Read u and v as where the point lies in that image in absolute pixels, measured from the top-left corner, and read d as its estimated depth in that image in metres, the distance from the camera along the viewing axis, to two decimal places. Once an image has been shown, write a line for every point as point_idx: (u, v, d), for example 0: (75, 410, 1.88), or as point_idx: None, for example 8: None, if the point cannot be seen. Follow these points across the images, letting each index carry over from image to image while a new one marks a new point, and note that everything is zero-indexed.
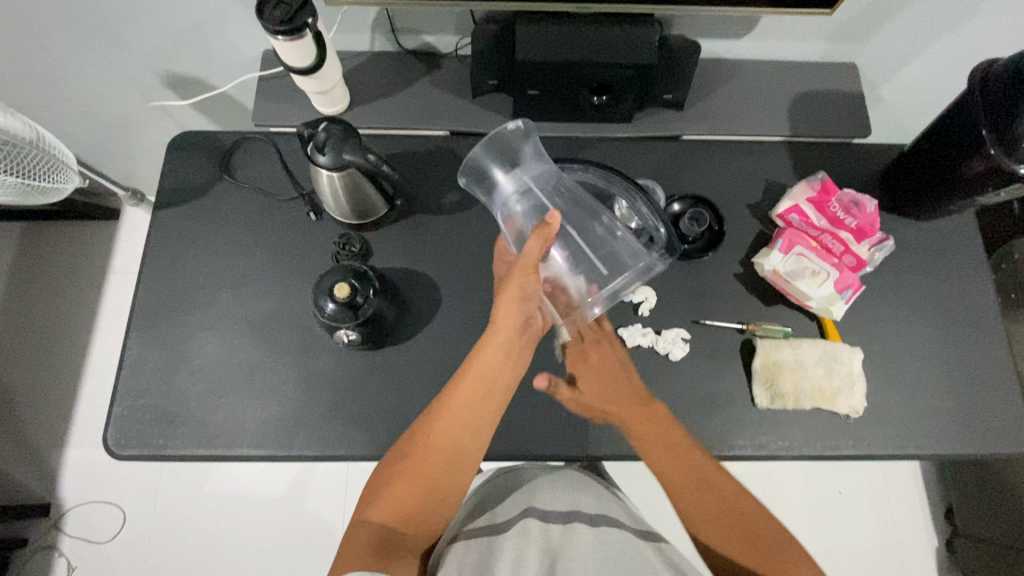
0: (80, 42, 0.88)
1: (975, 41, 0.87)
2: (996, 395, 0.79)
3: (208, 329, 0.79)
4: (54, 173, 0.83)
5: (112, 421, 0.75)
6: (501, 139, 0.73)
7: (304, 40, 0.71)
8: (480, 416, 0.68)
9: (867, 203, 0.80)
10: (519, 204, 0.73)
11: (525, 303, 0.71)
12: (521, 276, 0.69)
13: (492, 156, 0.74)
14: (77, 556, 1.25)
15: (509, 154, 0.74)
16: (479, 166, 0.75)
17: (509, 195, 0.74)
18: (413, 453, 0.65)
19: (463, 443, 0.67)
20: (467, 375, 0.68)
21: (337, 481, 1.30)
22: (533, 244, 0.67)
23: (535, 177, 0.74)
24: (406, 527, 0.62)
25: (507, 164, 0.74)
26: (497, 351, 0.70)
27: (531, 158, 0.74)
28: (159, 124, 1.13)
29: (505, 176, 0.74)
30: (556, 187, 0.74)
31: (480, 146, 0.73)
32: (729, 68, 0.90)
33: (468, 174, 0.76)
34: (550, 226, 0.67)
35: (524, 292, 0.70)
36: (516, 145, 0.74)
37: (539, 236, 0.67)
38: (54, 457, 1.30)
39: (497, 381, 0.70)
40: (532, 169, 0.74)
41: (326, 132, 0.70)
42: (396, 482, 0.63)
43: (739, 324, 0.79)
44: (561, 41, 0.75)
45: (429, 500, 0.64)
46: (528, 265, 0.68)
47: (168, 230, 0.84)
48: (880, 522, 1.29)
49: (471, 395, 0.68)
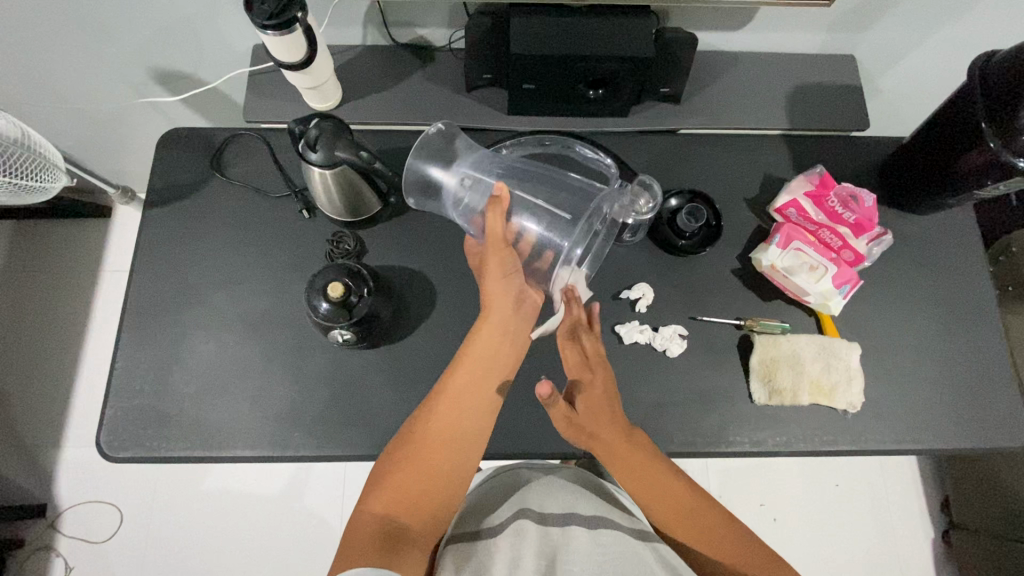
0: (66, 38, 0.87)
1: (975, 32, 0.85)
2: (994, 389, 0.79)
3: (200, 328, 0.78)
4: (42, 171, 0.81)
5: (104, 423, 0.74)
6: (426, 145, 0.75)
7: (294, 36, 0.69)
8: (480, 402, 0.68)
9: (865, 198, 0.78)
10: (470, 194, 0.75)
11: (511, 284, 0.70)
12: (495, 255, 0.70)
13: (428, 160, 0.75)
14: (75, 556, 1.25)
15: (442, 154, 0.76)
16: (418, 176, 0.76)
17: (460, 192, 0.75)
18: (412, 444, 0.64)
19: (463, 431, 0.66)
20: (462, 362, 0.69)
21: (335, 478, 1.29)
22: (492, 220, 0.68)
23: (474, 165, 0.76)
24: (411, 519, 0.60)
25: (445, 161, 0.76)
26: (493, 334, 0.70)
27: (462, 153, 0.77)
28: (150, 120, 1.11)
29: (448, 174, 0.76)
30: (497, 166, 0.77)
31: (413, 155, 0.74)
32: (725, 61, 0.89)
33: (412, 191, 0.77)
34: (501, 199, 0.68)
35: (505, 270, 0.70)
36: (442, 145, 0.76)
37: (493, 210, 0.68)
38: (50, 456, 1.30)
39: (496, 366, 0.69)
40: (466, 160, 0.76)
41: (316, 128, 0.69)
42: (398, 474, 0.62)
43: (736, 320, 0.79)
44: (554, 33, 0.74)
45: (433, 491, 0.62)
46: (496, 241, 0.69)
47: (158, 229, 0.82)
48: (877, 514, 1.29)
49: (469, 380, 0.68)
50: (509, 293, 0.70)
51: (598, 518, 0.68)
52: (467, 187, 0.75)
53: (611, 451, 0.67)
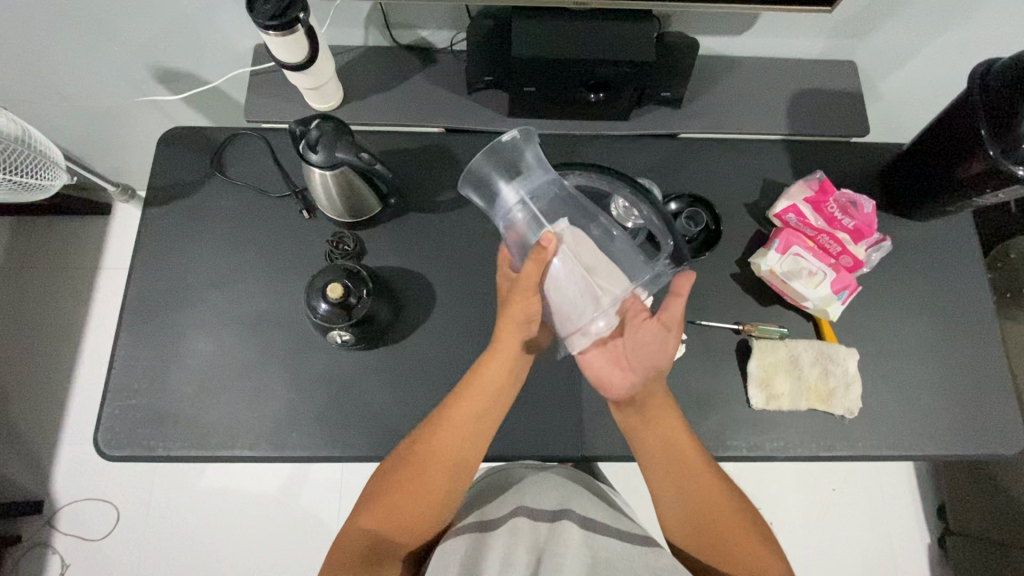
0: (68, 36, 0.87)
1: (976, 40, 0.86)
2: (990, 396, 0.79)
3: (199, 328, 0.78)
4: (42, 169, 0.81)
5: (102, 422, 0.75)
6: (499, 149, 0.69)
7: (296, 36, 0.69)
8: (482, 435, 0.67)
9: (864, 204, 0.79)
10: (522, 215, 0.67)
11: (526, 325, 0.67)
12: (519, 299, 0.64)
13: (491, 164, 0.69)
14: (72, 554, 1.25)
15: (508, 164, 0.69)
16: (483, 175, 0.69)
17: (514, 211, 0.67)
18: (410, 469, 0.64)
19: (458, 461, 0.65)
20: (466, 395, 0.66)
21: (331, 477, 1.29)
22: (528, 269, 0.62)
23: (535, 187, 0.67)
24: (398, 536, 0.64)
25: (509, 173, 0.69)
26: (501, 369, 0.68)
27: (533, 167, 0.68)
28: (150, 119, 1.11)
29: (509, 186, 0.68)
30: (556, 199, 0.67)
31: (479, 156, 0.69)
32: (726, 65, 0.89)
33: (468, 183, 0.71)
34: (545, 249, 0.61)
35: (526, 315, 0.66)
36: (514, 156, 0.69)
37: (535, 261, 0.61)
38: (47, 454, 1.29)
39: (500, 402, 0.68)
40: (529, 179, 0.68)
41: (318, 129, 0.68)
42: (391, 496, 0.64)
43: (734, 324, 0.79)
44: (556, 37, 0.74)
45: (423, 513, 0.64)
46: (524, 289, 0.63)
47: (158, 228, 0.82)
48: (873, 519, 1.29)
49: (471, 413, 0.66)
50: (522, 332, 0.67)
51: (589, 515, 0.67)
52: (520, 210, 0.67)
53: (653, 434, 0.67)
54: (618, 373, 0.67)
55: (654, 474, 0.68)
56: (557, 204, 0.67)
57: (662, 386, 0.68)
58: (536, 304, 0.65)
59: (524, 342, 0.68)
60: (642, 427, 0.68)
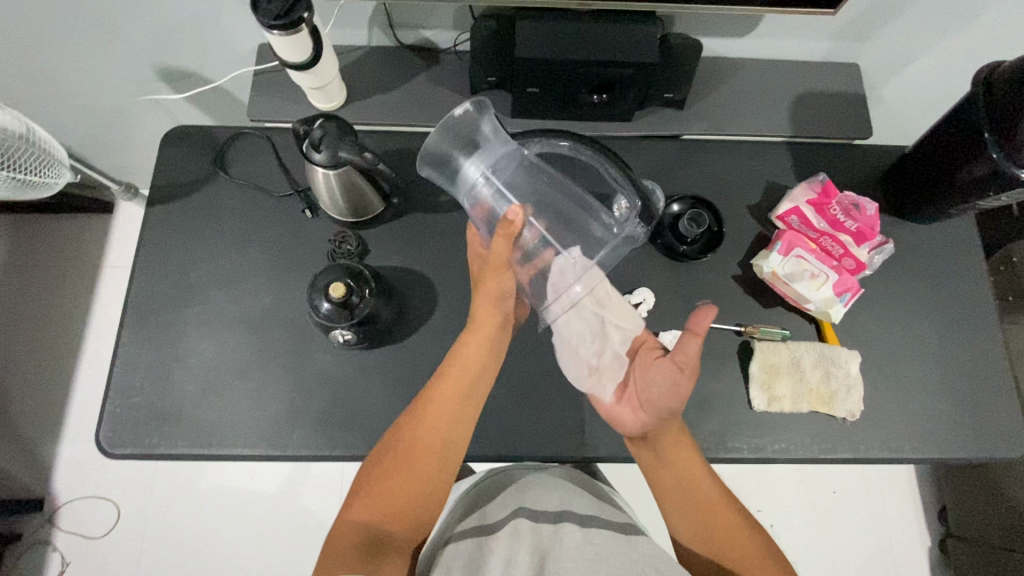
0: (72, 34, 0.87)
1: (980, 42, 0.85)
2: (993, 399, 0.79)
3: (202, 326, 0.79)
4: (46, 167, 0.81)
5: (104, 420, 0.75)
6: (453, 126, 0.70)
7: (300, 35, 0.69)
8: (466, 414, 0.68)
9: (867, 207, 0.79)
10: (487, 191, 0.71)
11: (500, 301, 0.72)
12: (494, 274, 0.70)
13: (448, 138, 0.71)
14: (72, 551, 1.25)
15: (467, 138, 0.71)
16: (441, 152, 0.71)
17: (478, 190, 0.71)
18: (399, 453, 0.65)
19: (446, 440, 0.66)
20: (448, 373, 0.68)
21: (332, 476, 1.29)
22: (500, 245, 0.68)
23: (498, 157, 0.70)
24: (392, 526, 0.63)
25: (468, 146, 0.71)
26: (481, 345, 0.70)
27: (490, 140, 0.70)
28: (154, 117, 1.12)
29: (470, 162, 0.70)
30: (519, 171, 0.71)
31: (437, 133, 0.70)
32: (729, 67, 0.89)
33: (428, 162, 0.73)
34: (514, 224, 0.66)
35: (501, 291, 0.71)
36: (473, 128, 0.71)
37: (505, 235, 0.67)
38: (49, 451, 1.30)
39: (481, 378, 0.70)
40: (490, 150, 0.70)
41: (321, 129, 0.68)
42: (382, 484, 0.63)
43: (736, 326, 0.79)
44: (559, 38, 0.74)
45: (415, 499, 0.64)
46: (497, 263, 0.69)
47: (161, 226, 0.83)
48: (874, 522, 1.29)
49: (456, 389, 0.68)
50: (499, 308, 0.72)
51: (589, 515, 0.67)
52: (485, 187, 0.70)
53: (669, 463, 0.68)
54: (629, 412, 0.70)
55: (670, 506, 0.68)
56: (521, 178, 0.71)
57: (677, 424, 0.69)
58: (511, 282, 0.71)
59: (502, 314, 0.72)
60: (658, 462, 0.69)
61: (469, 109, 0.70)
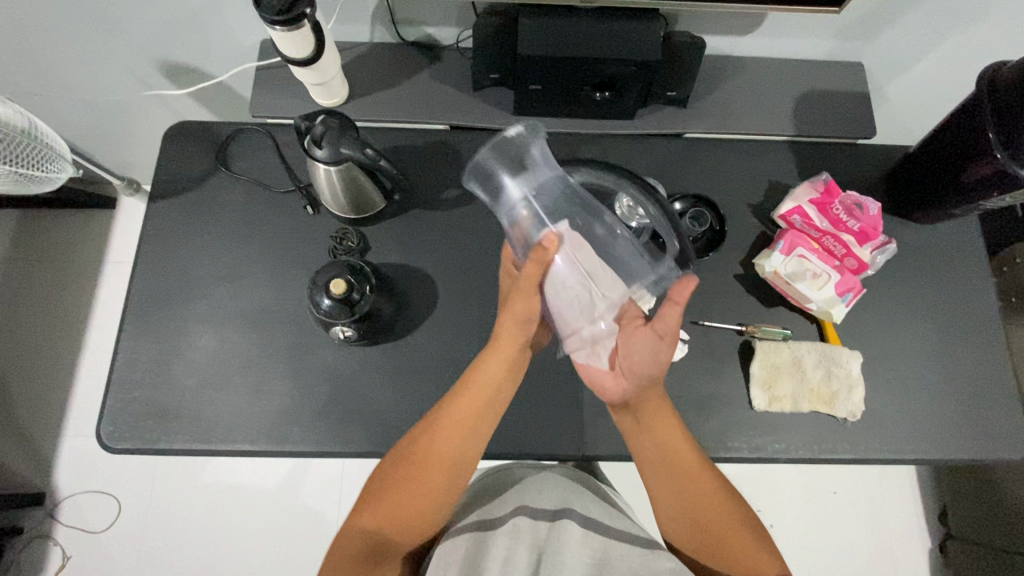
0: (75, 29, 0.87)
1: (985, 42, 0.85)
2: (994, 400, 0.79)
3: (203, 322, 0.79)
4: (48, 161, 0.81)
5: (105, 414, 0.75)
6: (503, 144, 0.68)
7: (303, 30, 0.69)
8: (482, 429, 0.67)
9: (869, 207, 0.78)
10: (526, 215, 0.67)
11: (527, 326, 0.66)
12: (523, 301, 0.64)
13: (495, 157, 0.69)
14: (74, 545, 1.25)
15: (514, 161, 0.68)
16: (486, 168, 0.69)
17: (518, 209, 0.68)
18: (412, 465, 0.64)
19: (461, 455, 0.65)
20: (466, 389, 0.66)
21: (332, 473, 1.30)
22: (530, 269, 0.61)
23: (538, 188, 0.67)
24: (400, 535, 0.64)
25: (513, 169, 0.68)
26: (500, 366, 0.67)
27: (538, 166, 0.68)
28: (156, 113, 1.12)
29: (515, 184, 0.68)
30: (558, 199, 0.67)
31: (484, 152, 0.68)
32: (732, 66, 0.88)
33: (473, 176, 0.70)
34: (548, 250, 0.61)
35: (527, 314, 0.64)
36: (519, 151, 0.68)
37: (536, 261, 0.61)
38: (51, 445, 1.30)
39: (499, 397, 0.67)
40: (535, 176, 0.68)
41: (323, 124, 0.68)
42: (393, 496, 0.64)
43: (738, 325, 0.78)
44: (561, 35, 0.74)
45: (425, 511, 0.65)
46: (526, 289, 0.63)
47: (163, 221, 0.83)
48: (874, 523, 1.29)
49: (469, 410, 0.66)
50: (522, 331, 0.66)
51: (590, 514, 0.67)
52: (523, 211, 0.67)
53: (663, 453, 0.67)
54: (610, 378, 0.69)
55: (655, 477, 0.68)
56: (560, 205, 0.67)
57: (657, 392, 0.67)
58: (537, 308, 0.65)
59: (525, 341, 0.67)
60: (638, 431, 0.68)
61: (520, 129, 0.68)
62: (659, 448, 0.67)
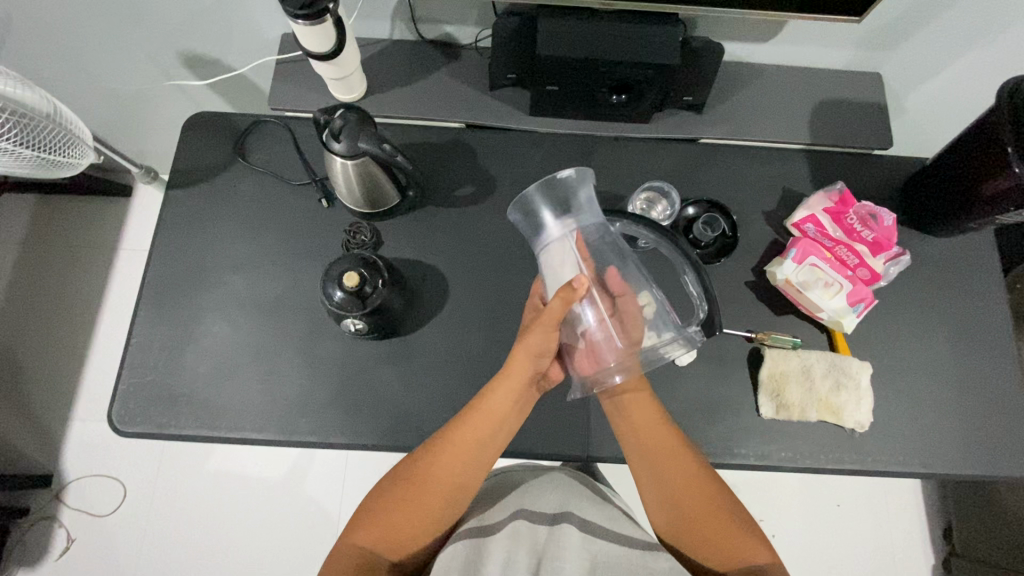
0: (101, 17, 0.88)
1: (1007, 56, 0.85)
2: (1004, 417, 0.78)
3: (215, 310, 0.79)
4: (71, 147, 0.82)
5: (117, 397, 0.76)
6: (554, 184, 0.67)
7: (324, 26, 0.70)
8: (479, 460, 0.67)
9: (884, 216, 0.79)
10: (562, 256, 0.65)
11: (540, 358, 0.67)
12: (541, 333, 0.64)
13: (545, 196, 0.67)
14: (77, 529, 1.26)
15: (563, 203, 0.67)
16: (531, 203, 0.67)
17: (553, 245, 0.66)
18: (412, 484, 0.65)
19: (456, 483, 0.66)
20: (472, 417, 0.66)
21: (336, 465, 1.30)
22: (555, 306, 0.62)
23: (582, 229, 0.66)
24: (390, 552, 0.64)
25: (561, 211, 0.66)
26: (508, 394, 0.67)
27: (586, 213, 0.67)
28: (176, 103, 1.13)
29: (554, 222, 0.66)
30: (604, 250, 0.66)
31: (534, 187, 0.66)
32: (749, 72, 0.89)
33: (517, 207, 0.68)
34: (577, 292, 0.61)
35: (541, 347, 0.66)
36: (569, 193, 0.67)
37: (561, 299, 0.61)
38: (58, 428, 1.31)
39: (504, 426, 0.68)
40: (582, 220, 0.66)
41: (342, 119, 0.69)
42: (389, 513, 0.65)
43: (747, 332, 0.77)
44: (580, 37, 0.74)
45: (418, 533, 0.65)
46: (548, 323, 0.63)
47: (179, 210, 0.84)
48: (877, 537, 1.28)
49: (472, 439, 0.66)
50: (534, 364, 0.67)
51: (589, 518, 0.67)
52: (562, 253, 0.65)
53: (668, 480, 0.68)
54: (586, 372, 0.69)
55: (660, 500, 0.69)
56: (602, 258, 0.66)
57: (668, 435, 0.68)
58: (554, 340, 0.65)
59: (534, 372, 0.68)
60: (645, 465, 0.69)
61: (570, 173, 0.66)
62: (661, 474, 0.68)
